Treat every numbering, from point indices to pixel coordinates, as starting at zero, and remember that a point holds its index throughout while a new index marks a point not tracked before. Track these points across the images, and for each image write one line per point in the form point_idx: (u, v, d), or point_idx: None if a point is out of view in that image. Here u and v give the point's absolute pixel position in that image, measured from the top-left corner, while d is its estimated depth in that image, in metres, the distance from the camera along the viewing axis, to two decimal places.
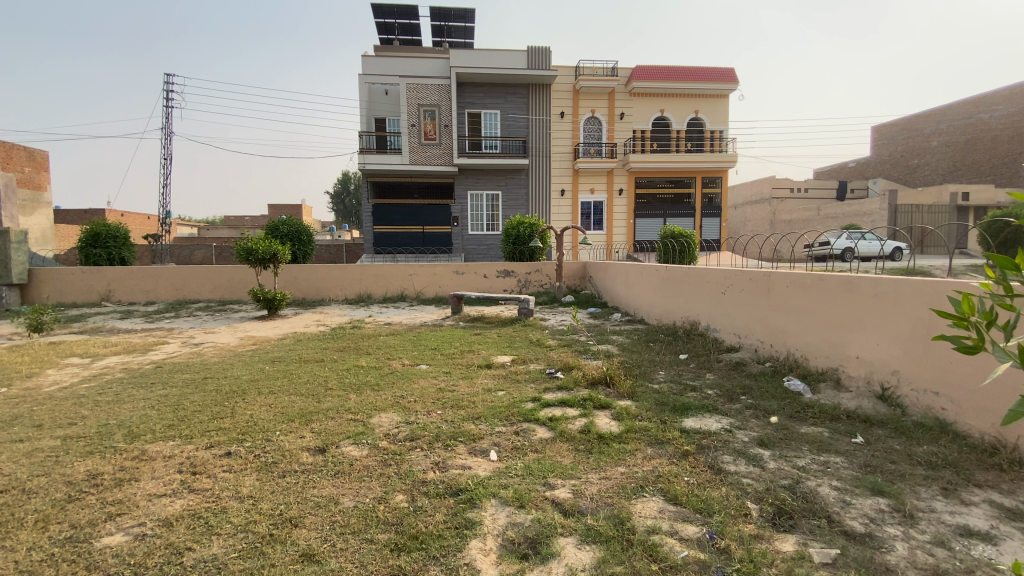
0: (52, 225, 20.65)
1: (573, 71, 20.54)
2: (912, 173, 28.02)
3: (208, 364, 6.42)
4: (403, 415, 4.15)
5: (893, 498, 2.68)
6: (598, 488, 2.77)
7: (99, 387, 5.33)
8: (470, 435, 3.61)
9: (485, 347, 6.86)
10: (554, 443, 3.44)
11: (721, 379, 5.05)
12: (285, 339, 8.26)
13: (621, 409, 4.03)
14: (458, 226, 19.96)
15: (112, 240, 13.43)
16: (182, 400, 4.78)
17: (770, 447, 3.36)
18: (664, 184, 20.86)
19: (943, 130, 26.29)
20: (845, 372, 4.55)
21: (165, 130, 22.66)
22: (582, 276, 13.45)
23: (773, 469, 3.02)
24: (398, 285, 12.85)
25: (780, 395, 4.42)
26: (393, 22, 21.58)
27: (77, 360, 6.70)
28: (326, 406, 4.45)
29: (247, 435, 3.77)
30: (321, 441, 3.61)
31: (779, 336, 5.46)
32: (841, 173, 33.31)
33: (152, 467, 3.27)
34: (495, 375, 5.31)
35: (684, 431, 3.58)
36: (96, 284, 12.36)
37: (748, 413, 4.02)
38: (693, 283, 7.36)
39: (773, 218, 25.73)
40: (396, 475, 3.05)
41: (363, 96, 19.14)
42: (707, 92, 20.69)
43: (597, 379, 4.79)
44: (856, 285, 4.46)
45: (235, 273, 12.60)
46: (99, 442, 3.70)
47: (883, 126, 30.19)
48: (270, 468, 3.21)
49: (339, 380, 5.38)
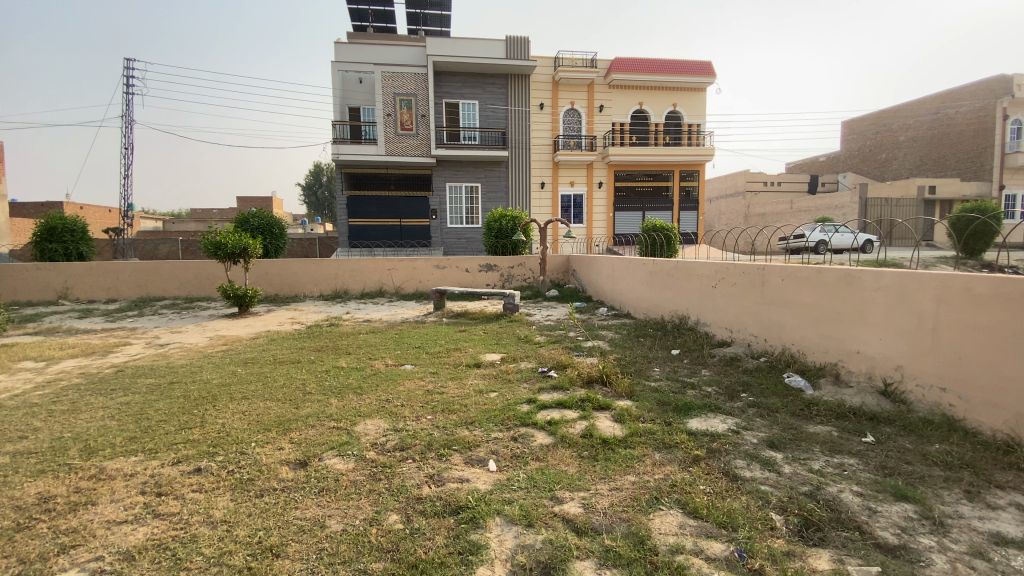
0: (6, 219, 19.53)
1: (552, 62, 20.26)
2: (882, 167, 28.70)
3: (175, 367, 5.99)
4: (391, 422, 3.86)
5: (918, 504, 2.58)
6: (611, 501, 2.56)
7: (54, 395, 4.85)
8: (465, 443, 3.37)
9: (471, 345, 6.61)
10: (556, 450, 3.21)
11: (717, 375, 4.89)
12: (259, 338, 7.83)
13: (622, 410, 3.83)
14: (437, 220, 19.55)
15: (69, 234, 12.59)
16: (147, 408, 4.38)
17: (782, 449, 3.21)
18: (643, 177, 20.84)
19: (910, 126, 27.01)
20: (845, 368, 4.45)
21: (125, 118, 21.55)
22: (565, 269, 13.27)
23: (790, 475, 2.86)
24: (377, 280, 12.47)
25: (781, 392, 4.29)
26: (367, 8, 20.92)
27: (30, 364, 6.18)
28: (305, 413, 4.14)
29: (219, 448, 3.44)
30: (302, 453, 3.31)
31: (774, 331, 5.36)
32: (813, 168, 33.95)
33: (111, 488, 2.91)
34: (486, 375, 5.07)
35: (691, 433, 3.39)
36: (51, 281, 11.60)
37: (752, 412, 3.87)
38: (681, 276, 7.23)
39: (748, 211, 26.06)
40: (388, 491, 2.78)
41: (337, 85, 18.54)
42: (686, 85, 20.71)
43: (592, 378, 4.59)
44: (856, 278, 4.35)
45: (204, 269, 12.01)
46: (52, 459, 3.30)
47: (852, 121, 30.83)
48: (246, 486, 2.90)
49: (319, 383, 5.05)
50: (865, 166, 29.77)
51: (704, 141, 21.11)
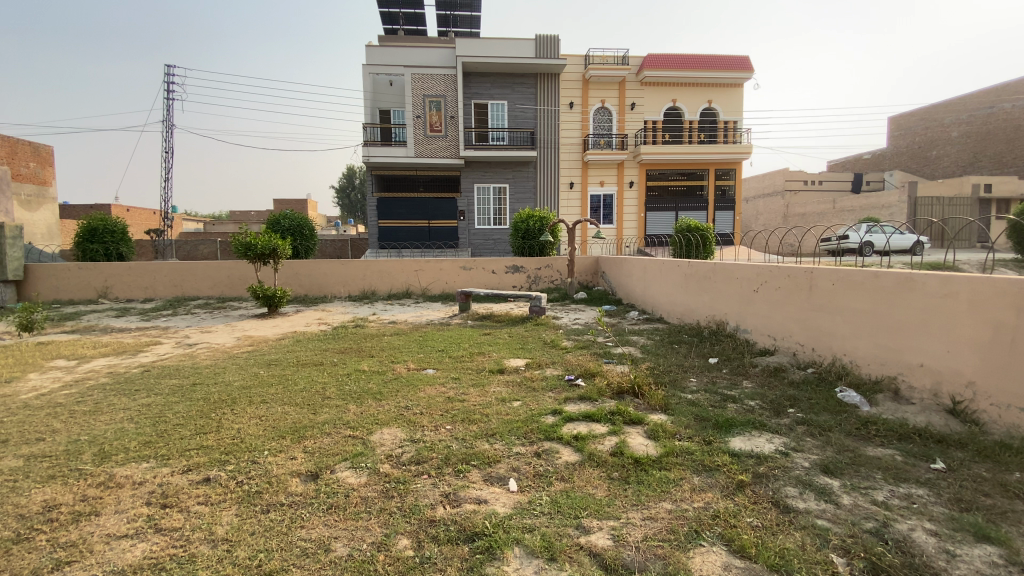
0: (57, 221, 20.51)
1: (583, 60, 19.91)
2: (931, 165, 26.99)
3: (199, 367, 5.97)
4: (408, 432, 3.66)
5: (1004, 547, 2.20)
6: (645, 534, 2.28)
7: (79, 395, 4.87)
8: (485, 458, 3.13)
9: (496, 349, 6.38)
10: (583, 470, 2.94)
11: (760, 387, 4.51)
12: (285, 340, 7.80)
13: (656, 425, 3.53)
14: (464, 220, 19.47)
15: (109, 235, 12.99)
16: (166, 411, 4.32)
17: (838, 476, 2.86)
18: (676, 176, 20.27)
19: (963, 121, 25.55)
20: (906, 382, 4.02)
21: (167, 123, 22.25)
22: (594, 271, 12.94)
23: (850, 508, 2.53)
24: (403, 280, 12.39)
25: (833, 408, 3.89)
26: (398, 11, 21.05)
27: (64, 362, 6.29)
28: (322, 419, 3.98)
29: (231, 456, 3.31)
30: (314, 464, 3.14)
31: (823, 340, 4.93)
32: (857, 165, 32.32)
33: (118, 498, 2.80)
34: (509, 383, 4.82)
35: (733, 454, 3.06)
36: (93, 280, 11.98)
37: (802, 431, 3.50)
38: (720, 279, 6.82)
39: (787, 211, 25.07)
40: (400, 511, 2.58)
41: (368, 87, 18.69)
42: (721, 82, 20.05)
43: (623, 389, 4.30)
44: (918, 283, 3.92)
45: (235, 269, 12.20)
46: (65, 464, 3.24)
47: (898, 116, 29.42)
48: (253, 500, 2.74)
49: (339, 387, 4.90)
50: (913, 163, 28.04)
51: (740, 138, 20.38)
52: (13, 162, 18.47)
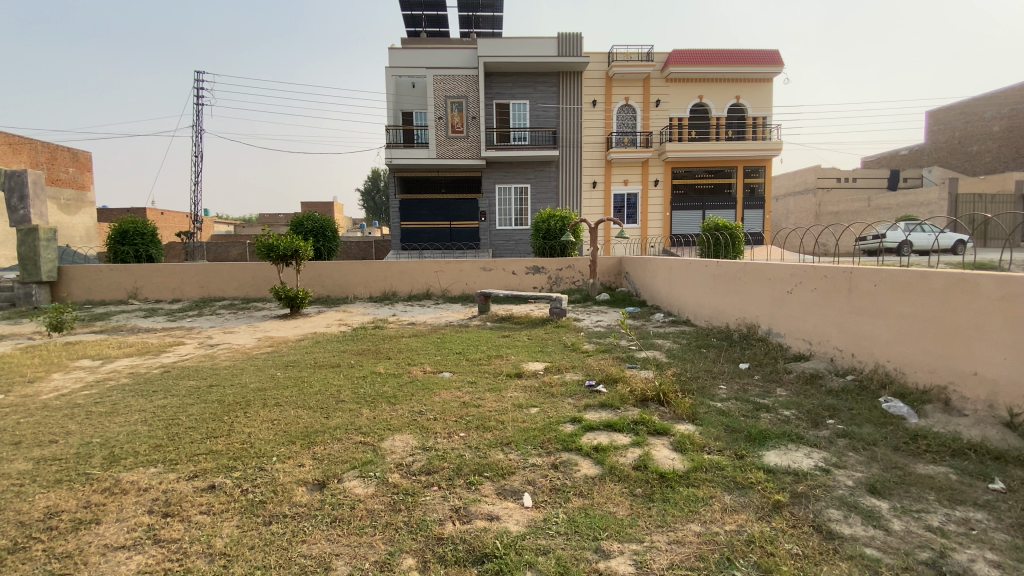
0: (95, 224, 21.23)
1: (606, 58, 19.59)
2: (973, 161, 25.69)
3: (218, 369, 5.96)
4: (421, 438, 3.51)
5: None
6: (672, 561, 2.07)
7: (98, 395, 4.90)
8: (499, 469, 2.95)
9: (514, 352, 6.21)
10: (603, 484, 2.74)
11: (796, 396, 4.22)
12: (303, 341, 7.77)
13: (683, 436, 3.29)
14: (486, 221, 19.36)
15: (140, 237, 13.31)
16: (179, 413, 4.27)
17: (886, 496, 2.58)
18: (702, 174, 19.75)
19: (1005, 114, 24.25)
20: (957, 392, 3.67)
21: (196, 128, 22.75)
22: (617, 272, 12.65)
23: (902, 535, 2.26)
24: (423, 281, 12.31)
25: (877, 420, 3.58)
26: (420, 13, 21.09)
27: (88, 362, 6.37)
28: (334, 424, 3.86)
29: (238, 461, 3.22)
30: (321, 473, 3.01)
31: (863, 345, 4.59)
32: (893, 162, 31.06)
33: (120, 506, 2.73)
34: (527, 388, 4.62)
35: (768, 470, 2.82)
36: (123, 281, 12.25)
37: (843, 445, 3.22)
38: (750, 280, 6.52)
39: (818, 209, 24.19)
40: (406, 526, 2.42)
41: (390, 89, 18.75)
42: (749, 76, 19.46)
43: (647, 397, 4.07)
44: (972, 284, 3.58)
45: (259, 270, 12.34)
46: (73, 468, 3.21)
47: (937, 110, 28.11)
48: (256, 511, 2.62)
49: (353, 391, 4.78)
50: (953, 160, 26.73)
51: (770, 134, 19.74)
52: (52, 167, 19.18)
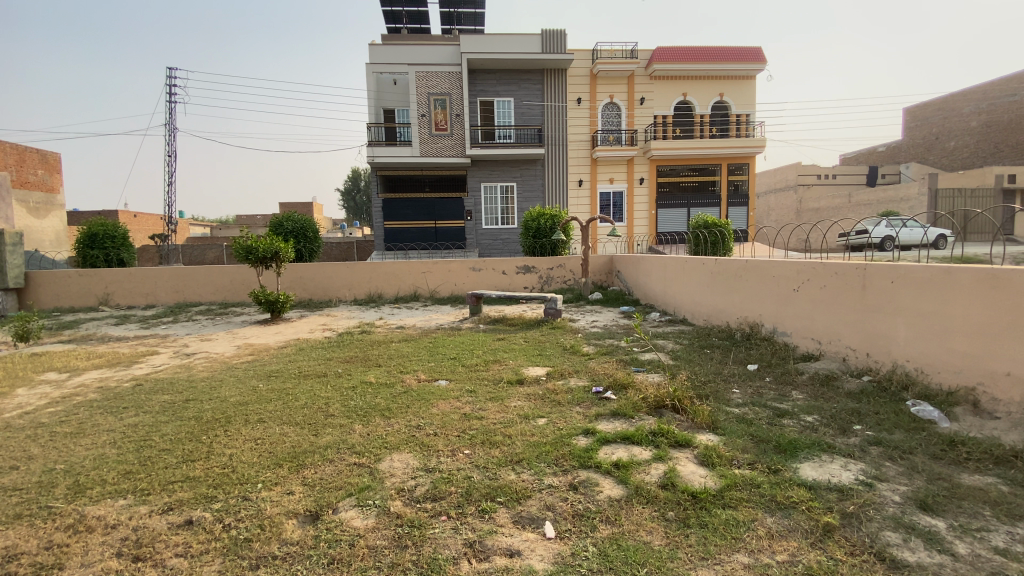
0: (65, 227, 20.29)
1: (590, 55, 19.43)
2: (951, 156, 26.16)
3: (195, 381, 5.54)
4: (421, 458, 3.20)
5: None
6: None
7: (64, 413, 4.47)
8: (513, 493, 2.66)
9: (512, 356, 5.93)
10: (631, 508, 2.47)
11: (815, 399, 4.02)
12: (287, 348, 7.38)
13: (708, 448, 3.05)
14: (472, 220, 19.04)
15: (110, 241, 12.66)
16: (151, 433, 3.87)
17: (940, 513, 2.36)
18: (687, 171, 19.70)
19: (983, 110, 24.65)
20: (987, 394, 3.50)
21: (170, 127, 21.92)
22: (607, 271, 12.46)
23: (971, 560, 2.03)
24: (411, 283, 11.96)
25: (907, 426, 3.38)
26: (401, 9, 20.67)
27: (53, 376, 5.88)
28: (324, 442, 3.52)
29: (220, 490, 2.87)
30: (313, 502, 2.68)
31: (880, 344, 4.42)
32: (872, 158, 31.59)
33: (85, 547, 2.38)
34: (531, 396, 4.34)
35: (808, 486, 2.59)
36: (93, 287, 11.63)
37: (878, 454, 3.01)
38: (752, 279, 6.34)
39: (800, 206, 24.37)
40: (416, 568, 2.11)
41: (372, 86, 18.30)
42: (733, 74, 19.47)
43: (661, 403, 3.83)
44: (1003, 279, 3.40)
45: (238, 273, 11.84)
46: (33, 501, 2.83)
47: (914, 107, 28.62)
48: (241, 552, 2.29)
49: (343, 404, 4.44)
50: (931, 155, 27.20)
51: (753, 131, 19.78)
52: (21, 169, 18.26)
